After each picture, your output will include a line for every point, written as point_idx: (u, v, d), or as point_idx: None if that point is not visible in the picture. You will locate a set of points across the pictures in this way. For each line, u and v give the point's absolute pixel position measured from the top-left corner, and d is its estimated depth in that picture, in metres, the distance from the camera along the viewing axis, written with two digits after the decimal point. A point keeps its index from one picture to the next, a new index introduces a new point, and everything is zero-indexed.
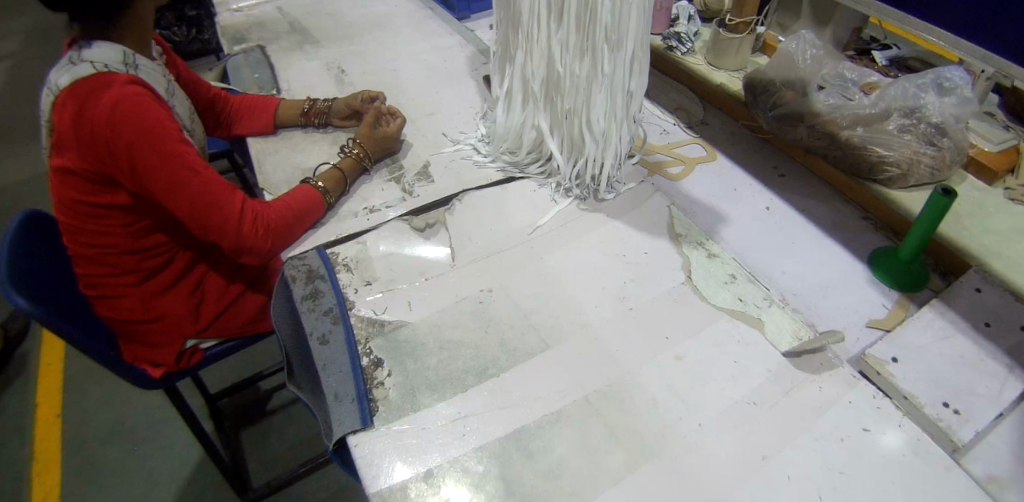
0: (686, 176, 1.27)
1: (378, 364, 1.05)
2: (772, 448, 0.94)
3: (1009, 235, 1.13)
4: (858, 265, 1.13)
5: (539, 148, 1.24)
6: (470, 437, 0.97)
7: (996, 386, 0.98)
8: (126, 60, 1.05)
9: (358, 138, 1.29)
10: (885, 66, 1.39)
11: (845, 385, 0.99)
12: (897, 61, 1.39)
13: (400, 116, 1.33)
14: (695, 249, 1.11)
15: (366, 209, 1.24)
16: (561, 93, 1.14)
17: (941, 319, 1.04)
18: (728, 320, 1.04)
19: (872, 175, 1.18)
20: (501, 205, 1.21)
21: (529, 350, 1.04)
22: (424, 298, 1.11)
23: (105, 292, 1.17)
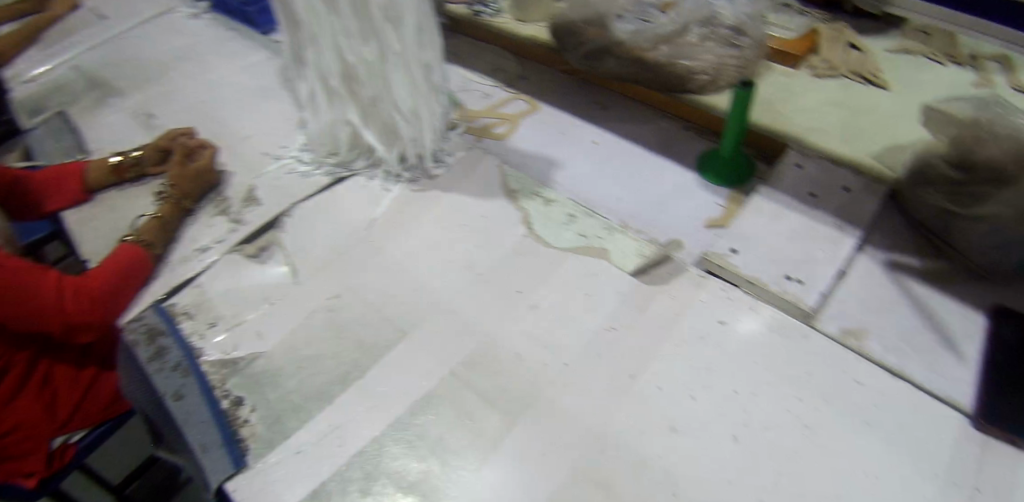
0: (511, 133, 1.29)
1: (239, 402, 1.00)
2: (639, 366, 0.95)
3: (813, 108, 1.21)
4: (689, 173, 1.18)
5: (359, 142, 1.21)
6: (347, 448, 0.94)
7: (831, 247, 1.02)
8: None
9: (172, 180, 1.23)
10: None
11: (693, 286, 1.02)
12: None
13: (211, 146, 1.30)
14: (532, 200, 1.15)
15: (196, 250, 1.21)
16: (361, 84, 1.09)
17: (769, 201, 1.08)
18: (574, 258, 1.06)
19: (685, 86, 1.21)
20: (333, 208, 1.19)
21: (387, 343, 1.02)
22: (274, 324, 1.08)
23: None
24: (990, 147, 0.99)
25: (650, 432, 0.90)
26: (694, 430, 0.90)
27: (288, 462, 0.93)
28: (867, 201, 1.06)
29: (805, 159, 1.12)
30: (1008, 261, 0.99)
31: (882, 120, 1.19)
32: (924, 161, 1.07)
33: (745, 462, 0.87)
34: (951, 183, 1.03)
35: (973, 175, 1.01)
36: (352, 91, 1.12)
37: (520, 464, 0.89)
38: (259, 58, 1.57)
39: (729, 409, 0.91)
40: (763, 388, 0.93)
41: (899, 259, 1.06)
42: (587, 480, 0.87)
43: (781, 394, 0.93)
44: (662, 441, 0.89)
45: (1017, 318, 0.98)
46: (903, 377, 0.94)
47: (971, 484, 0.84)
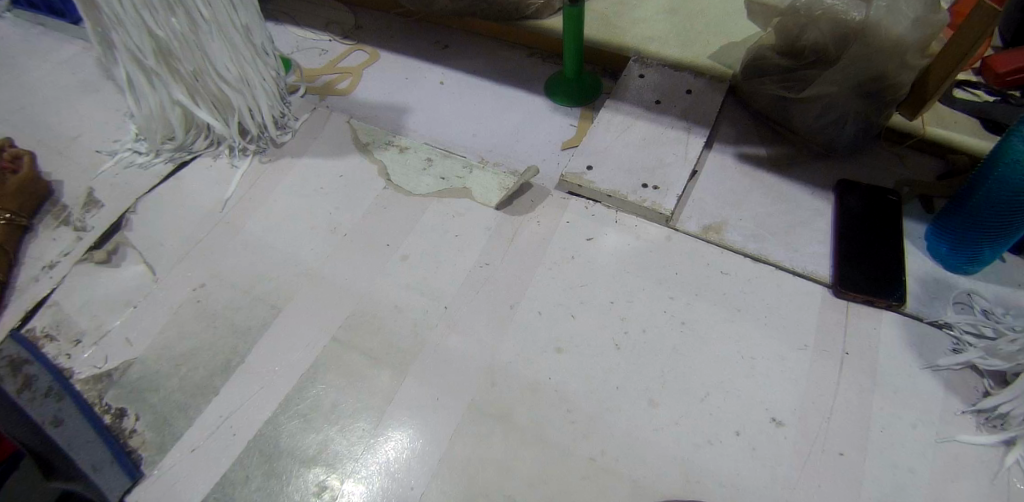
0: (355, 85, 1.26)
1: (121, 414, 0.95)
2: (517, 296, 0.97)
3: (649, 17, 1.23)
4: (538, 98, 1.19)
5: (193, 122, 1.18)
6: (240, 434, 0.92)
7: (681, 149, 1.06)
8: None
9: None
10: None
11: (558, 209, 1.04)
12: None
13: (27, 154, 1.18)
14: (385, 150, 1.13)
15: (43, 267, 1.12)
16: (178, 58, 1.05)
17: (617, 115, 1.10)
18: (437, 202, 1.06)
19: (522, 12, 1.23)
20: (180, 196, 1.15)
21: (262, 321, 1.00)
22: (140, 328, 1.02)
23: None
24: (812, 31, 1.03)
25: (537, 357, 0.92)
26: (578, 346, 0.92)
27: (182, 463, 0.91)
28: (709, 100, 1.11)
29: (646, 68, 1.16)
30: (842, 136, 1.06)
31: (715, 19, 1.23)
32: (758, 54, 1.11)
33: (630, 366, 0.91)
34: (782, 69, 1.08)
35: (801, 60, 1.06)
36: (171, 67, 1.07)
37: (417, 413, 0.90)
38: (84, 55, 1.45)
39: (608, 319, 0.94)
40: (637, 294, 0.96)
41: (745, 151, 1.12)
42: (485, 415, 0.88)
43: (655, 296, 0.96)
44: (549, 362, 0.91)
45: (855, 186, 1.06)
46: (764, 260, 1.00)
47: (839, 349, 0.91)
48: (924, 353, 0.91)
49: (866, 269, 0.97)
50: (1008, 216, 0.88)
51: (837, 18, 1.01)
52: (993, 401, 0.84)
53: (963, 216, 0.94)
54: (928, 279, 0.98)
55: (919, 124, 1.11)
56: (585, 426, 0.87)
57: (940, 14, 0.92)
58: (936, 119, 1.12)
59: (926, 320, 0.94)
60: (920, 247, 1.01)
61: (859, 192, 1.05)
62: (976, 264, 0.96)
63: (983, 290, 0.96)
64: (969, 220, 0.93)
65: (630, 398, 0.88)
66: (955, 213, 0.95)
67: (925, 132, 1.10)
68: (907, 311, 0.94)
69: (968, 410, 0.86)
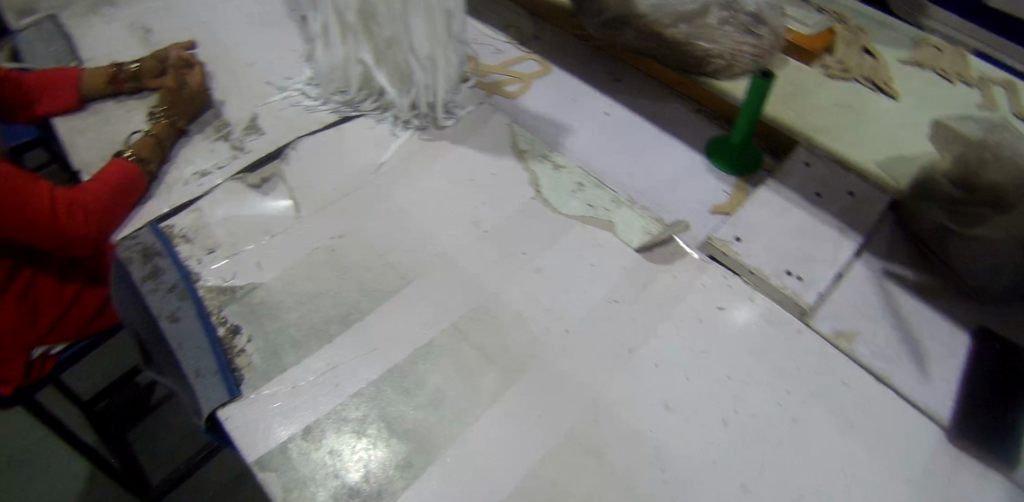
0: (523, 91, 1.29)
1: (236, 331, 1.01)
2: (637, 342, 0.98)
3: (827, 109, 1.22)
4: (697, 156, 1.19)
5: (369, 83, 1.23)
6: (344, 386, 0.96)
7: (831, 249, 1.05)
8: None
9: (163, 101, 1.21)
10: None
11: (695, 269, 1.04)
12: None
13: (197, 65, 1.29)
14: (541, 163, 1.15)
15: (196, 173, 1.19)
16: (379, 23, 1.12)
17: (776, 196, 1.10)
18: (580, 227, 1.07)
19: (700, 68, 1.20)
20: (336, 146, 1.19)
21: (389, 288, 1.03)
22: (272, 257, 1.08)
23: None
24: (993, 171, 1.02)
25: (643, 406, 0.93)
26: (684, 408, 0.93)
27: (283, 397, 0.95)
28: (870, 208, 1.10)
29: (812, 157, 1.15)
30: (997, 284, 1.04)
31: (891, 130, 1.21)
32: (928, 176, 1.10)
33: (731, 445, 0.91)
34: (952, 200, 1.06)
35: (974, 196, 1.03)
36: (369, 30, 1.14)
37: (513, 423, 0.92)
38: None
39: (721, 393, 0.95)
40: (754, 377, 0.96)
41: (892, 268, 1.10)
42: (579, 446, 0.90)
43: (770, 384, 0.96)
44: (653, 415, 0.93)
45: (998, 340, 1.02)
46: (886, 381, 0.98)
47: (944, 493, 0.89)
48: None
49: (993, 425, 0.93)
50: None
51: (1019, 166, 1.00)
52: None
53: None
54: None
55: None
56: (675, 489, 0.87)
57: None
58: None
59: None
60: None
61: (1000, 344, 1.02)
62: None
63: None
64: None
65: (725, 477, 0.88)
66: None
67: None
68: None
69: None
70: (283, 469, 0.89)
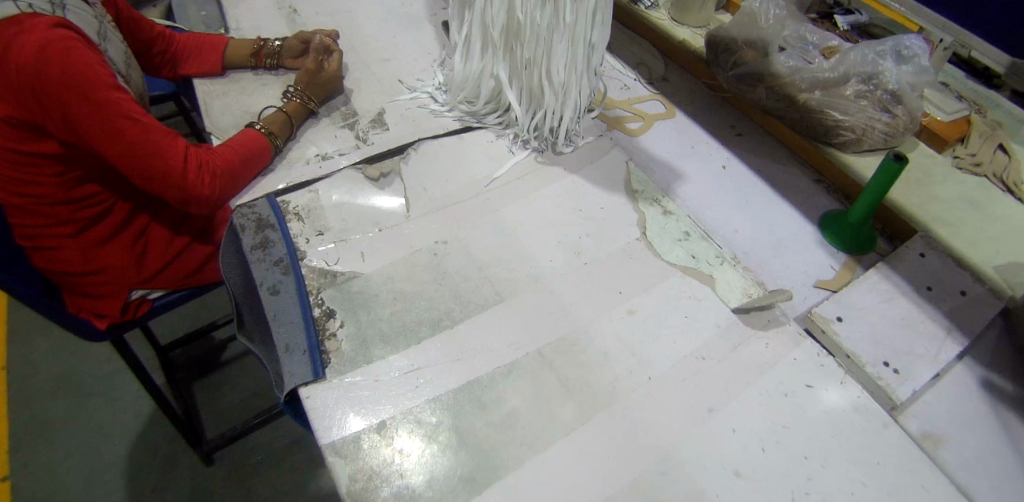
0: (644, 132, 1.28)
1: (330, 315, 1.06)
2: (719, 403, 0.97)
3: (954, 202, 1.18)
4: (810, 226, 1.17)
5: (497, 98, 1.25)
6: (423, 389, 0.99)
7: (934, 347, 1.02)
8: (99, 29, 1.14)
9: (299, 82, 1.28)
10: (847, 32, 1.33)
11: (790, 343, 1.02)
12: (860, 29, 1.33)
13: (337, 52, 1.34)
14: (651, 206, 1.14)
15: (318, 156, 1.24)
16: (522, 42, 1.13)
17: (886, 282, 1.08)
18: (681, 277, 1.07)
19: (828, 138, 1.21)
20: (455, 153, 1.22)
21: (483, 302, 1.05)
22: (379, 250, 1.11)
23: (64, 257, 1.20)
24: None
25: (714, 470, 0.93)
26: (757, 480, 0.92)
27: (365, 386, 0.99)
28: (982, 313, 1.06)
29: (929, 249, 1.11)
30: None
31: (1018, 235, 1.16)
32: None
33: None
34: None
35: None
36: (508, 47, 1.16)
37: (582, 458, 0.93)
38: None
39: (796, 472, 0.93)
40: (832, 463, 0.94)
41: (995, 378, 1.05)
42: (644, 496, 0.90)
43: (848, 474, 0.94)
44: (723, 481, 0.92)
45: None
46: (968, 495, 0.95)
47: None
48: None
49: None
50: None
51: None
52: None
53: None
54: None
55: None
56: None
57: None
58: None
59: None
60: None
61: None
62: None
63: None
64: None
65: None
66: None
67: None
68: None
69: None
70: (354, 458, 0.92)
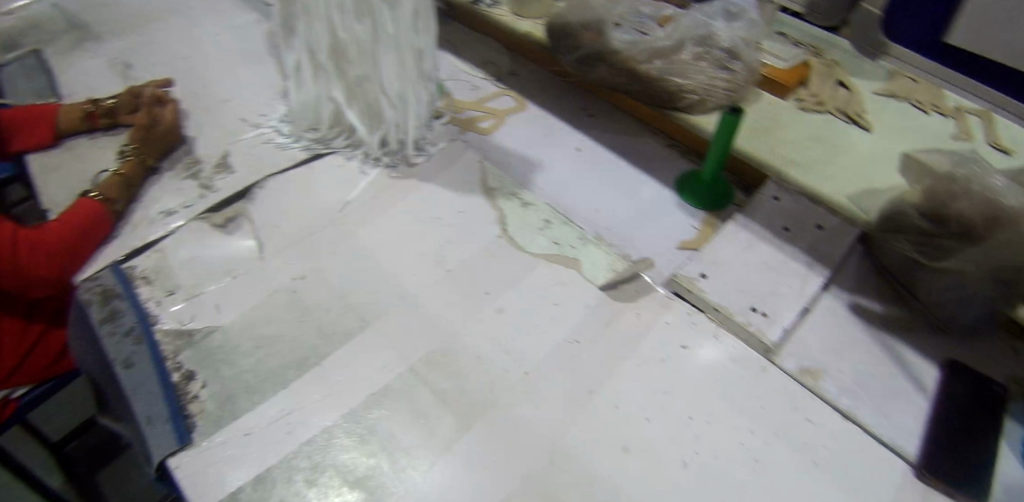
0: (496, 128, 1.28)
1: (190, 377, 0.98)
2: (598, 383, 0.96)
3: (798, 142, 1.22)
4: (668, 190, 1.19)
5: (340, 121, 1.21)
6: (297, 433, 0.92)
7: (798, 283, 1.04)
8: None
9: (132, 140, 1.20)
10: None
11: (660, 307, 1.03)
12: None
13: (170, 101, 1.28)
14: (509, 200, 1.14)
15: (162, 213, 1.16)
16: (349, 62, 1.10)
17: (744, 232, 1.09)
18: (547, 266, 1.06)
19: (674, 104, 1.19)
20: (306, 186, 1.17)
21: (348, 330, 1.01)
22: (234, 298, 1.05)
23: None
24: (963, 202, 0.98)
25: (603, 451, 0.90)
26: (645, 451, 0.91)
27: (233, 444, 0.91)
28: (841, 241, 1.08)
29: (782, 191, 1.14)
30: (965, 315, 1.04)
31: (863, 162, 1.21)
32: (896, 207, 1.07)
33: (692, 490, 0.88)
34: (924, 233, 1.04)
35: (942, 228, 1.01)
36: (339, 68, 1.13)
37: (469, 468, 0.89)
38: (257, 25, 1.51)
39: (683, 435, 0.92)
40: (717, 417, 0.94)
41: (861, 302, 1.08)
42: (535, 493, 0.87)
43: (735, 426, 0.93)
44: (612, 460, 0.90)
45: (964, 372, 1.01)
46: (851, 418, 0.96)
47: None
48: None
49: (959, 459, 0.92)
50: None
51: (991, 199, 0.96)
52: None
53: None
54: None
55: None
56: None
57: None
58: None
59: None
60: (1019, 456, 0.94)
61: (967, 379, 1.01)
62: None
63: None
64: None
65: None
66: None
67: None
68: None
69: None
70: None
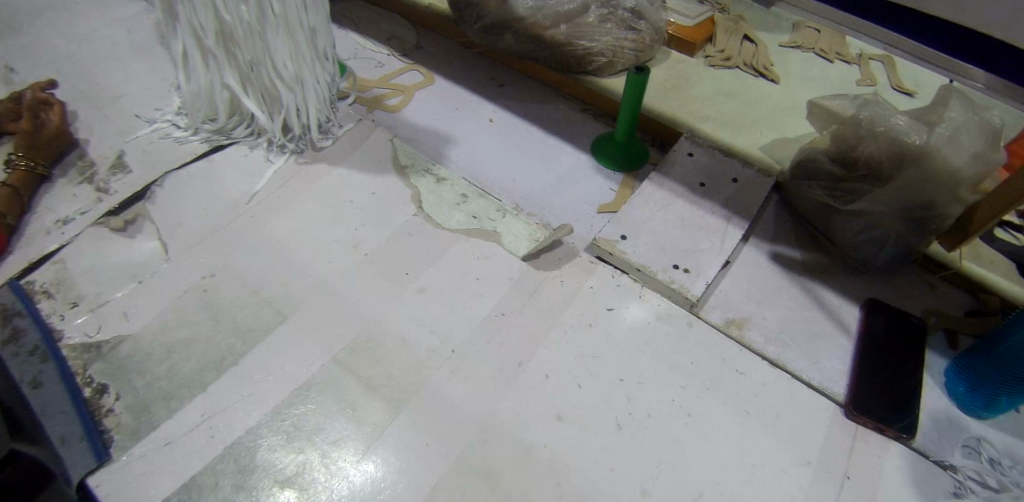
0: (405, 104, 1.28)
1: (103, 390, 0.91)
2: (526, 354, 0.95)
3: (705, 100, 1.26)
4: (583, 155, 1.21)
5: (238, 109, 1.17)
6: (220, 437, 0.88)
7: (718, 238, 1.05)
8: None
9: (17, 145, 1.10)
10: None
11: (584, 272, 1.03)
12: None
13: (56, 103, 1.19)
14: (423, 177, 1.14)
15: (57, 222, 1.09)
16: (239, 45, 1.06)
17: (660, 190, 1.10)
18: (464, 240, 1.06)
19: (584, 68, 1.27)
20: (205, 180, 1.13)
21: (266, 326, 0.97)
22: (142, 305, 0.99)
23: None
24: (869, 144, 1.03)
25: (536, 421, 0.89)
26: (579, 416, 0.90)
27: (154, 455, 0.86)
28: (754, 192, 1.11)
29: (696, 147, 1.16)
30: (880, 256, 1.06)
31: (771, 115, 1.25)
32: (809, 154, 1.10)
33: (627, 450, 0.88)
34: (833, 177, 1.07)
35: (852, 171, 1.05)
36: (230, 52, 1.08)
37: (401, 452, 0.87)
38: (148, 20, 1.44)
39: (615, 397, 0.92)
40: (648, 377, 0.94)
41: (780, 251, 1.11)
42: (470, 471, 0.85)
43: (666, 383, 0.94)
44: (547, 429, 0.89)
45: (884, 308, 1.04)
46: (781, 367, 0.98)
47: (843, 473, 0.88)
48: (926, 491, 0.87)
49: (882, 392, 0.95)
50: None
51: (896, 138, 0.99)
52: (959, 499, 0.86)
53: (991, 359, 0.92)
54: (940, 417, 0.95)
55: (957, 257, 1.11)
56: None
57: (998, 153, 0.93)
58: (975, 255, 1.13)
59: (932, 458, 0.91)
60: (939, 383, 0.99)
61: (885, 316, 1.03)
62: (992, 410, 0.93)
63: (995, 439, 0.94)
64: (993, 364, 0.91)
65: (624, 484, 0.85)
66: (982, 355, 0.93)
67: (962, 267, 1.10)
68: (914, 446, 0.92)
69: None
70: None
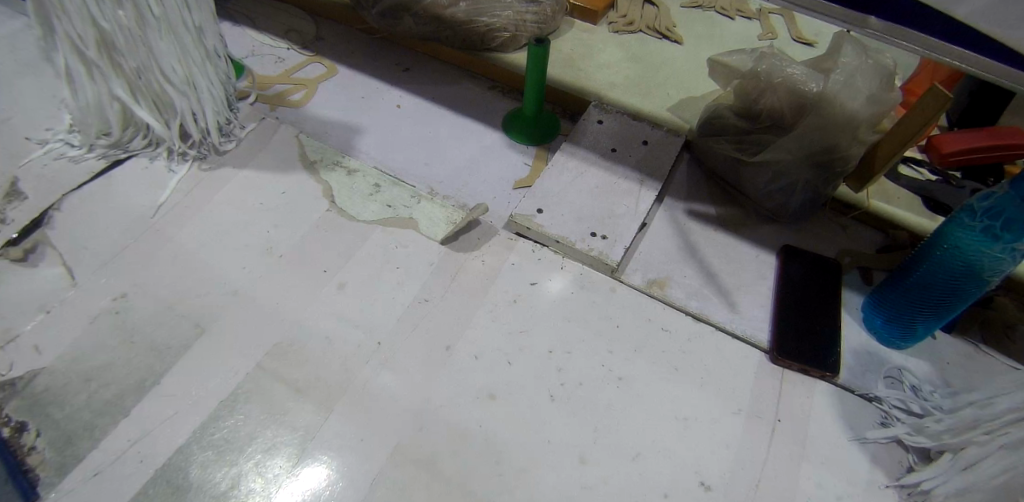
0: (308, 99, 1.25)
1: (21, 428, 0.86)
2: (454, 338, 0.95)
3: (607, 69, 1.29)
4: (495, 133, 1.22)
5: (132, 120, 1.13)
6: (149, 462, 0.84)
7: (633, 202, 1.07)
8: None
9: None
10: None
11: (504, 249, 1.04)
12: None
13: None
14: (332, 171, 1.12)
15: None
16: (121, 53, 1.01)
17: (572, 160, 1.12)
18: (380, 230, 1.05)
19: (487, 44, 1.29)
20: (107, 197, 1.08)
21: (183, 342, 0.94)
22: (52, 336, 0.94)
23: None
24: (769, 95, 1.07)
25: (469, 403, 0.89)
26: (510, 393, 0.91)
27: (81, 489, 0.82)
28: (663, 153, 1.13)
29: (605, 115, 1.18)
30: (790, 203, 1.09)
31: (673, 77, 1.28)
32: (716, 112, 1.13)
33: (563, 420, 0.89)
34: (739, 132, 1.10)
35: (757, 123, 1.09)
36: (114, 62, 1.03)
37: (338, 450, 0.85)
38: (27, 32, 1.34)
39: (546, 370, 0.93)
40: (576, 346, 0.95)
41: (694, 208, 1.14)
42: (408, 460, 0.85)
43: (595, 350, 0.95)
44: (481, 409, 0.89)
45: (798, 254, 1.07)
46: (703, 319, 1.00)
47: (772, 416, 0.91)
48: (852, 424, 0.92)
49: (801, 334, 0.98)
50: (950, 290, 0.88)
51: (794, 87, 1.04)
52: (890, 432, 0.90)
53: (899, 293, 0.95)
54: (860, 352, 0.99)
55: (865, 198, 1.15)
56: (512, 480, 0.84)
57: (892, 94, 0.96)
58: (882, 194, 1.17)
59: (856, 392, 0.95)
60: (856, 319, 1.03)
61: (802, 260, 1.06)
62: (908, 339, 0.98)
63: (913, 366, 0.98)
64: (903, 296, 0.94)
65: (562, 454, 0.86)
66: (892, 290, 0.96)
67: (869, 205, 1.14)
68: (839, 382, 0.96)
69: (857, 441, 0.90)
70: None
